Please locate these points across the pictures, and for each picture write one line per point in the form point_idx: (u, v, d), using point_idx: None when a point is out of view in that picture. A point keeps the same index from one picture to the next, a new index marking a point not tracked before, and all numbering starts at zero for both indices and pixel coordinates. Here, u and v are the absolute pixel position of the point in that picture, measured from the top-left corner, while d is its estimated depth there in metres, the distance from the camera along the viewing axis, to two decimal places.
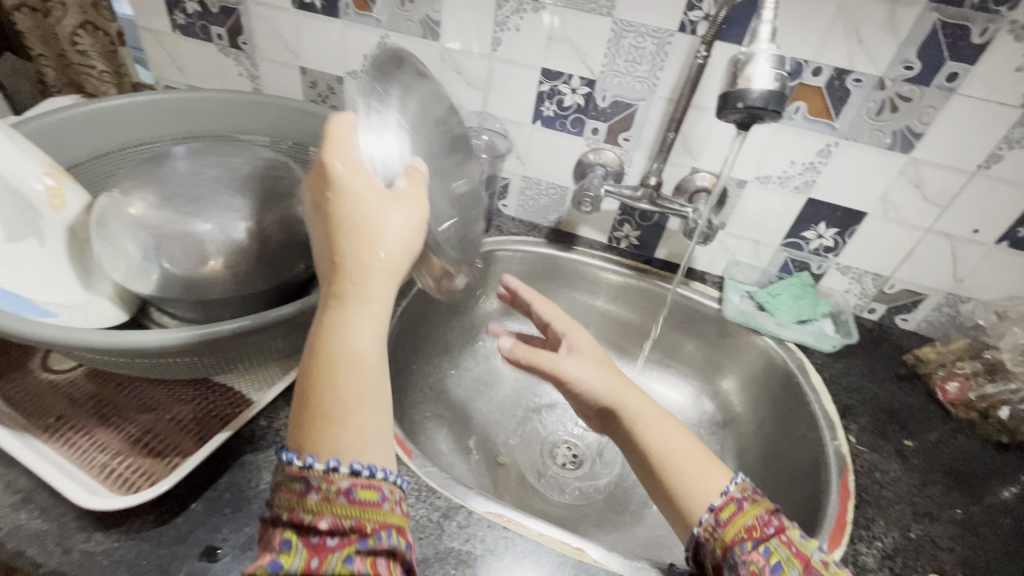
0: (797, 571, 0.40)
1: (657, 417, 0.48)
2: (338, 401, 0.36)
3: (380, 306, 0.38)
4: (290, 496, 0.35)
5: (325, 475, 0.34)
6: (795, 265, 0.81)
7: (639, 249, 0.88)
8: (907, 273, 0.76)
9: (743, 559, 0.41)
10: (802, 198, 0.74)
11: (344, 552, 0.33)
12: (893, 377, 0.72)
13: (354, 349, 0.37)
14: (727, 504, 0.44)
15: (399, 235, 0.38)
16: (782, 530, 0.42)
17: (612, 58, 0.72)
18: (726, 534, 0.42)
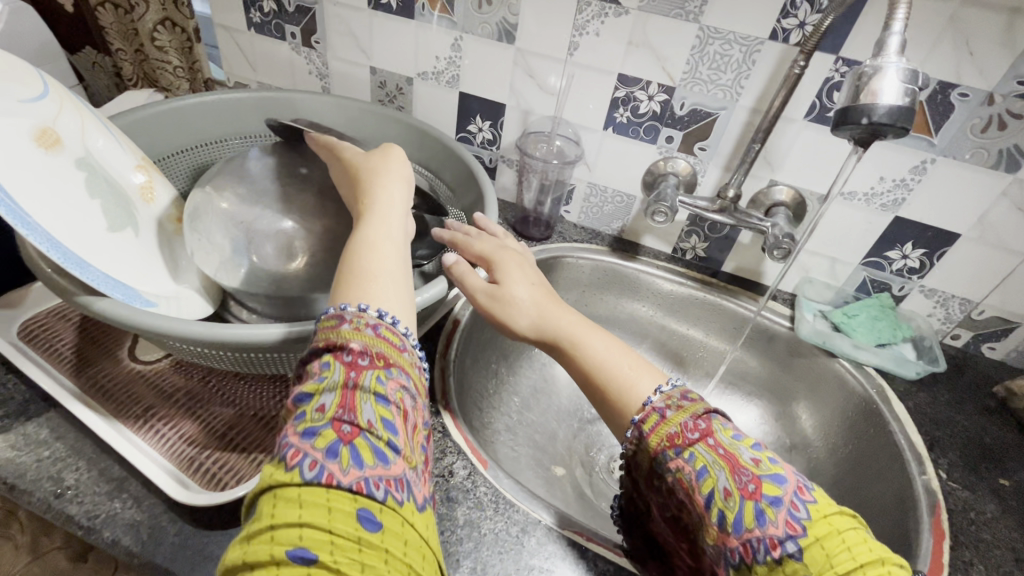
0: (722, 473, 0.41)
1: (575, 329, 0.53)
2: (364, 266, 0.46)
3: (393, 213, 0.52)
4: (328, 333, 0.40)
5: (357, 313, 0.41)
6: (874, 285, 0.78)
7: (705, 261, 0.86)
8: (999, 300, 0.72)
9: (669, 466, 0.44)
10: (889, 217, 0.71)
11: (376, 371, 0.38)
12: (982, 409, 0.68)
13: (372, 239, 0.49)
14: (649, 414, 0.46)
15: (398, 174, 0.55)
16: (707, 432, 0.44)
17: (694, 65, 0.70)
18: (653, 445, 0.45)
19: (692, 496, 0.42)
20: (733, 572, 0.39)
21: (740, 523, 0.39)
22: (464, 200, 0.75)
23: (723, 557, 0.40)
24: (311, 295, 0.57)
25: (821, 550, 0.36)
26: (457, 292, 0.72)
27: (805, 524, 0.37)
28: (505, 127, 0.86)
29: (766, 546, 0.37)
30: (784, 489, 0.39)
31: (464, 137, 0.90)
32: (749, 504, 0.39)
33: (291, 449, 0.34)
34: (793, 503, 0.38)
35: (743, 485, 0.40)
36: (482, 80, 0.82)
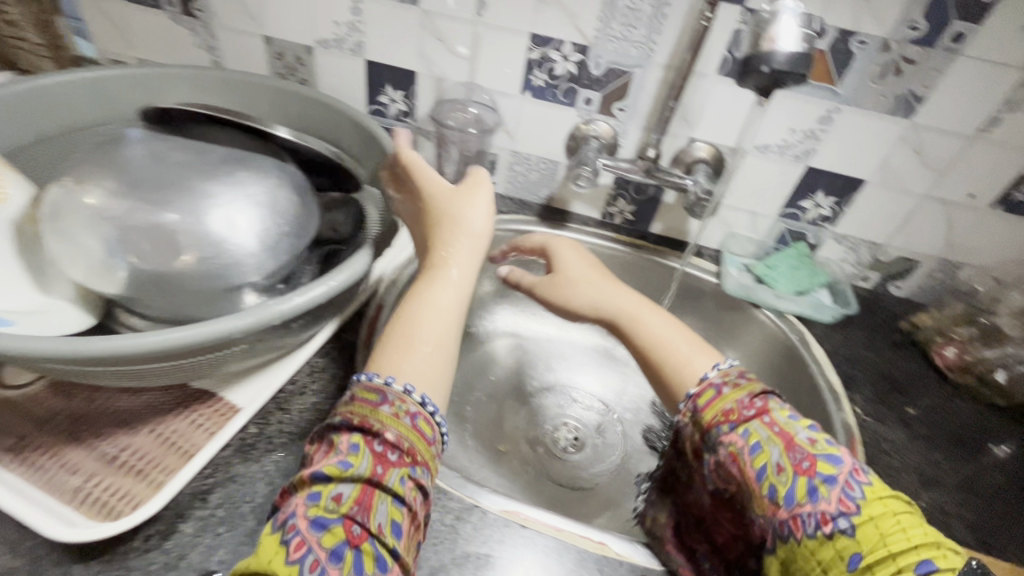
0: (777, 449, 0.42)
1: (637, 313, 0.56)
2: (410, 336, 0.48)
3: (459, 261, 0.54)
4: (363, 409, 0.42)
5: (401, 396, 0.43)
6: (792, 236, 0.80)
7: (634, 224, 0.85)
8: (901, 241, 0.76)
9: (721, 440, 0.45)
10: (801, 168, 0.73)
11: (401, 468, 0.40)
12: (891, 344, 0.73)
13: (435, 299, 0.50)
14: (705, 389, 0.48)
15: (478, 202, 0.56)
16: (764, 411, 0.45)
17: (606, 22, 0.67)
18: (706, 418, 0.47)
19: (739, 469, 0.43)
20: (779, 542, 0.40)
21: (792, 497, 0.40)
22: (371, 168, 0.71)
23: (770, 527, 0.41)
24: (206, 295, 0.51)
25: (874, 527, 0.37)
26: (379, 276, 0.68)
27: (859, 502, 0.38)
28: (419, 96, 0.81)
29: (818, 521, 0.38)
30: (840, 469, 0.40)
31: (376, 110, 0.85)
32: (803, 480, 0.40)
33: (297, 534, 0.35)
34: (847, 483, 0.39)
35: (797, 463, 0.41)
36: (388, 45, 0.77)
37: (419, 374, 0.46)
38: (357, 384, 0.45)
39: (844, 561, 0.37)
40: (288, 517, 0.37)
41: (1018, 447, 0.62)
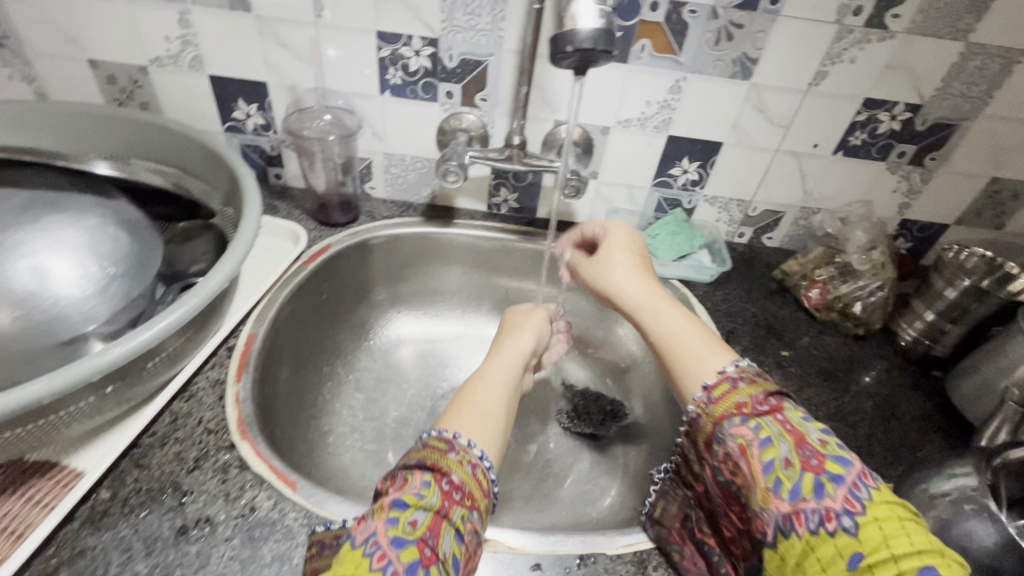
0: (787, 445, 0.41)
1: (658, 308, 0.53)
2: (473, 402, 0.49)
3: (504, 355, 0.58)
4: (433, 453, 0.42)
5: (465, 447, 0.43)
6: (668, 203, 0.83)
7: (520, 211, 0.86)
8: (765, 195, 0.80)
9: (732, 432, 0.43)
10: (663, 137, 0.75)
11: (465, 510, 0.40)
12: (766, 293, 0.77)
13: (483, 375, 0.54)
14: (722, 381, 0.46)
15: (527, 331, 0.62)
16: (779, 408, 0.43)
17: (450, 12, 0.66)
18: (718, 410, 0.45)
19: (747, 461, 0.42)
20: (779, 537, 0.39)
21: (797, 493, 0.39)
22: (221, 187, 0.67)
23: (770, 520, 0.39)
24: (28, 358, 0.46)
25: (878, 529, 0.36)
26: (249, 305, 0.64)
27: (866, 504, 0.37)
28: (275, 107, 0.76)
29: (821, 518, 0.37)
30: (849, 470, 0.39)
31: (233, 127, 0.79)
32: (809, 475, 0.39)
33: (377, 550, 0.36)
34: (855, 483, 0.38)
35: (807, 460, 0.39)
36: (229, 57, 0.72)
37: (478, 430, 0.46)
38: (425, 435, 0.45)
39: (845, 559, 0.35)
40: (367, 536, 0.37)
41: (878, 369, 0.68)
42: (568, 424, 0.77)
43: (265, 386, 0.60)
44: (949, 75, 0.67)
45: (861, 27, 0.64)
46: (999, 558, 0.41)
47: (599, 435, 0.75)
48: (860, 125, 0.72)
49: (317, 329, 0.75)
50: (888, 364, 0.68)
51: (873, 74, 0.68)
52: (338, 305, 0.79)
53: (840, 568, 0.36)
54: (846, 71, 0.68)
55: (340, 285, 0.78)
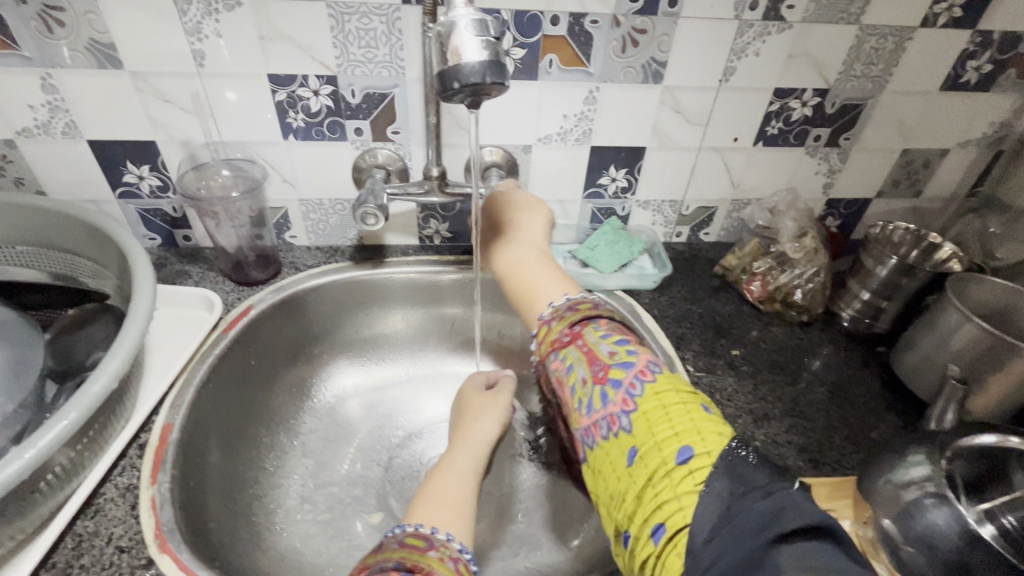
0: (582, 366, 0.49)
1: (530, 259, 0.63)
2: (445, 492, 0.51)
3: (474, 442, 0.59)
4: (412, 554, 0.42)
5: (445, 543, 0.44)
6: (602, 213, 0.82)
7: (454, 240, 0.82)
8: (695, 192, 0.80)
9: (551, 367, 0.52)
10: (586, 149, 0.74)
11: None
12: (710, 292, 0.77)
13: (456, 462, 0.56)
14: (543, 324, 0.55)
15: (492, 415, 0.63)
16: (579, 335, 0.52)
17: (344, 47, 0.62)
18: (542, 351, 0.54)
19: (562, 390, 0.50)
20: (587, 450, 0.47)
21: (592, 405, 0.47)
22: (111, 266, 0.61)
23: (582, 439, 0.48)
24: None
25: (644, 420, 0.43)
26: (164, 390, 0.58)
27: (637, 399, 0.44)
28: (170, 166, 0.70)
29: (608, 423, 0.45)
30: (627, 372, 0.46)
31: (126, 192, 0.72)
32: (597, 389, 0.47)
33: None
34: (631, 384, 0.46)
35: (597, 374, 0.48)
36: (107, 119, 0.65)
37: (449, 521, 0.47)
38: (399, 532, 0.45)
39: (625, 455, 0.43)
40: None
41: (826, 354, 0.68)
42: (530, 454, 0.74)
43: (190, 479, 0.54)
44: (848, 58, 0.69)
45: (760, 21, 0.65)
46: (965, 550, 0.40)
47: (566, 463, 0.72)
48: (775, 115, 0.73)
49: (249, 399, 0.69)
50: (834, 348, 0.68)
51: (779, 65, 0.69)
52: (271, 368, 0.73)
53: (622, 464, 0.43)
54: (753, 65, 0.68)
55: (270, 346, 0.73)
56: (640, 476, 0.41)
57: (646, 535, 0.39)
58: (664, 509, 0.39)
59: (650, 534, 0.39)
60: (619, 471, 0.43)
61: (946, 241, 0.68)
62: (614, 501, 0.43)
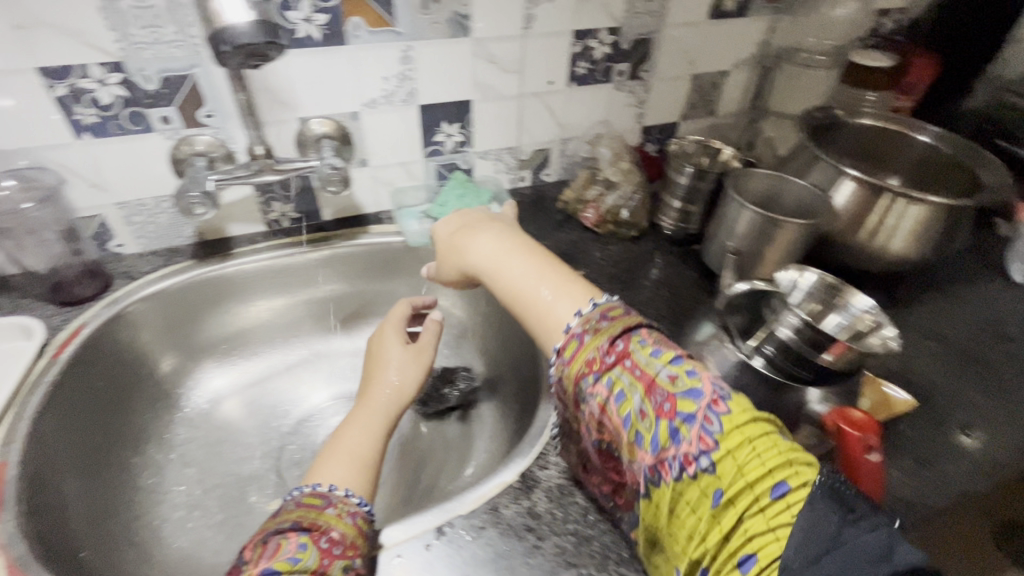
0: (638, 395, 0.42)
1: (501, 265, 0.56)
2: (350, 450, 0.52)
3: (390, 395, 0.60)
4: (309, 513, 0.44)
5: (343, 499, 0.47)
6: (446, 169, 0.85)
7: (304, 220, 0.81)
8: (527, 137, 0.86)
9: (591, 393, 0.44)
10: (414, 108, 0.76)
11: (345, 561, 0.41)
12: (555, 225, 0.84)
13: (370, 411, 0.57)
14: (569, 341, 0.47)
15: (411, 369, 0.62)
16: (626, 355, 0.44)
17: (122, 29, 0.58)
18: (573, 370, 0.46)
19: (609, 419, 0.43)
20: (651, 486, 0.40)
21: (656, 443, 0.40)
22: None
23: (640, 472, 0.41)
24: None
25: (730, 461, 0.37)
26: None
27: (719, 435, 0.38)
28: None
29: (681, 464, 0.38)
30: (699, 404, 0.39)
31: None
32: (664, 423, 0.39)
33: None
34: (706, 418, 0.38)
35: (659, 406, 0.40)
36: None
37: (347, 476, 0.50)
38: (296, 495, 0.46)
39: (708, 498, 0.37)
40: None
41: (653, 260, 0.79)
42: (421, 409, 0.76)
43: (42, 513, 0.51)
44: None
45: None
46: (747, 379, 0.51)
47: (456, 407, 0.77)
48: (580, 56, 0.80)
49: (102, 422, 0.65)
50: (660, 253, 0.79)
51: (572, 9, 0.75)
52: (124, 386, 0.69)
53: (705, 507, 0.37)
54: (549, 11, 0.74)
55: (115, 364, 0.68)
56: (728, 520, 0.36)
57: (733, 568, 0.36)
58: (757, 541, 0.35)
59: (737, 564, 0.36)
60: (700, 512, 0.37)
61: (726, 144, 0.78)
62: (693, 541, 0.37)
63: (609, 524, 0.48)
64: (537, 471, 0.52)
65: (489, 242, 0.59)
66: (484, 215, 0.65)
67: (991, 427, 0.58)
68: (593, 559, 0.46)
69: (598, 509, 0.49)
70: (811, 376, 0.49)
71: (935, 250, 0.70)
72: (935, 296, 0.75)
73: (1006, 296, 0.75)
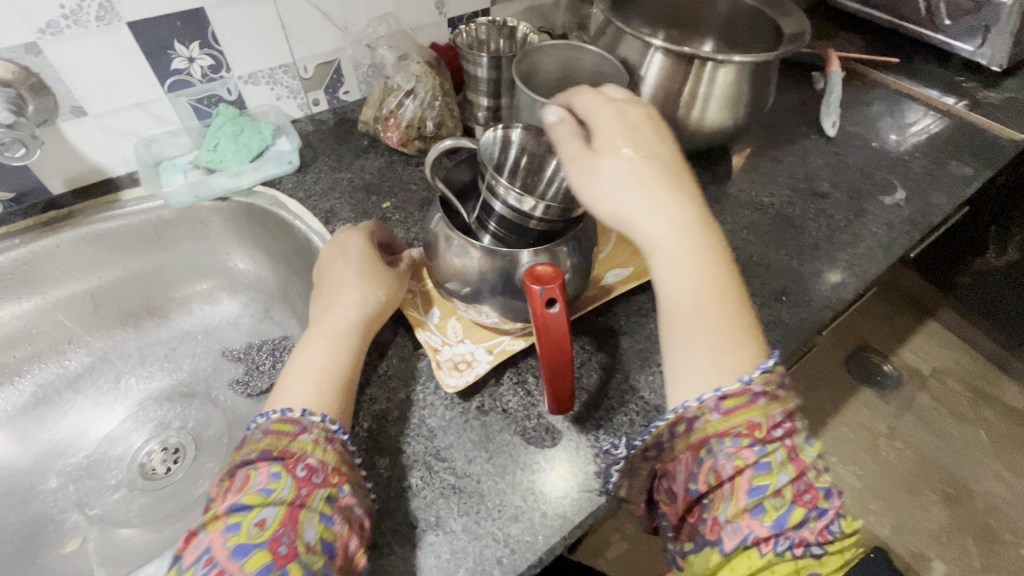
0: (786, 475, 0.37)
1: (691, 255, 0.41)
2: (321, 366, 0.45)
3: (358, 304, 0.49)
4: (280, 442, 0.39)
5: (319, 424, 0.41)
6: (205, 104, 0.68)
7: (22, 199, 0.63)
8: (303, 49, 0.70)
9: (732, 451, 0.37)
10: (122, 29, 0.58)
11: (327, 490, 0.37)
12: (358, 153, 0.72)
13: (334, 324, 0.47)
14: (740, 392, 0.38)
15: (378, 280, 0.50)
16: (790, 434, 0.38)
17: None
18: (723, 422, 0.38)
19: (735, 481, 0.36)
20: (739, 552, 0.35)
21: (781, 522, 0.36)
22: None
23: (735, 535, 0.36)
24: None
25: (835, 557, 0.36)
26: None
27: (835, 537, 0.37)
28: None
29: (792, 546, 0.35)
30: (831, 504, 0.37)
31: None
32: (801, 511, 0.36)
33: (214, 566, 0.33)
34: (832, 518, 0.37)
35: (799, 494, 0.37)
36: None
37: (318, 393, 0.43)
38: (263, 421, 0.41)
39: None
40: (201, 554, 0.34)
41: None
42: (247, 390, 0.67)
43: None
44: None
45: None
46: None
47: None
48: None
49: None
50: None
51: None
52: None
53: None
54: None
55: None
56: None
57: None
58: None
59: None
60: None
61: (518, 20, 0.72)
62: None
63: (416, 490, 0.42)
64: None
65: (680, 218, 0.41)
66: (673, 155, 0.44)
67: (800, 288, 0.58)
68: (395, 535, 0.40)
69: (399, 478, 0.43)
70: (544, 229, 0.48)
71: (749, 115, 0.67)
72: (756, 162, 0.73)
73: (819, 151, 0.75)
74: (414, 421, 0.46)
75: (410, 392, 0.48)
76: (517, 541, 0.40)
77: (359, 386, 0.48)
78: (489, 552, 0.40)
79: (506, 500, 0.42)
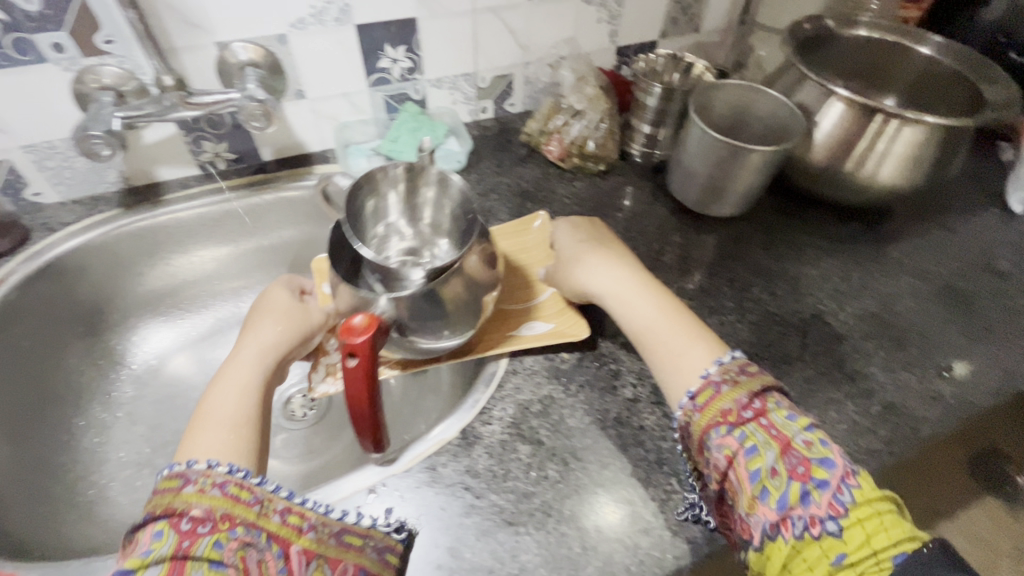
0: (773, 452, 0.38)
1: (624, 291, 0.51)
2: (226, 413, 0.44)
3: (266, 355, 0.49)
4: (165, 497, 0.37)
5: (203, 471, 0.38)
6: (396, 101, 0.77)
7: (241, 160, 0.74)
8: (486, 62, 0.77)
9: (719, 443, 0.40)
10: (350, 29, 0.67)
11: (214, 536, 0.35)
12: (517, 160, 0.77)
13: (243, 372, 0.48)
14: (703, 387, 0.42)
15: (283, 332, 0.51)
16: (764, 412, 0.40)
17: None
18: (703, 419, 0.41)
19: (735, 472, 0.39)
20: (765, 542, 0.37)
21: (784, 501, 0.37)
22: None
23: (756, 528, 0.37)
24: None
25: (860, 529, 0.35)
26: None
27: (850, 507, 0.35)
28: None
29: (805, 524, 0.36)
30: (834, 473, 0.37)
31: None
32: (797, 485, 0.37)
33: None
34: (839, 486, 0.36)
35: (794, 468, 0.37)
36: None
37: (231, 435, 0.42)
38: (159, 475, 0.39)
39: (832, 563, 0.34)
40: None
41: (624, 195, 0.72)
42: None
43: None
44: None
45: None
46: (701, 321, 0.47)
47: None
48: None
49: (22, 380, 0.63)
50: (631, 190, 0.73)
51: None
52: (52, 346, 0.67)
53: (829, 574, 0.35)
54: None
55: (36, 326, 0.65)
56: None
57: None
58: None
59: None
60: None
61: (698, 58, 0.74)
62: None
63: (553, 481, 0.45)
64: (480, 426, 0.48)
65: (620, 269, 0.52)
66: (607, 241, 0.58)
67: (968, 368, 0.54)
68: (532, 517, 0.43)
69: (539, 465, 0.46)
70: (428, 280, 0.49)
71: (928, 179, 0.64)
72: (925, 228, 0.69)
73: (1002, 227, 0.69)
74: (557, 416, 0.49)
75: (552, 390, 0.51)
76: (647, 554, 0.41)
77: (507, 374, 0.52)
78: (620, 557, 0.41)
79: (638, 512, 0.44)
